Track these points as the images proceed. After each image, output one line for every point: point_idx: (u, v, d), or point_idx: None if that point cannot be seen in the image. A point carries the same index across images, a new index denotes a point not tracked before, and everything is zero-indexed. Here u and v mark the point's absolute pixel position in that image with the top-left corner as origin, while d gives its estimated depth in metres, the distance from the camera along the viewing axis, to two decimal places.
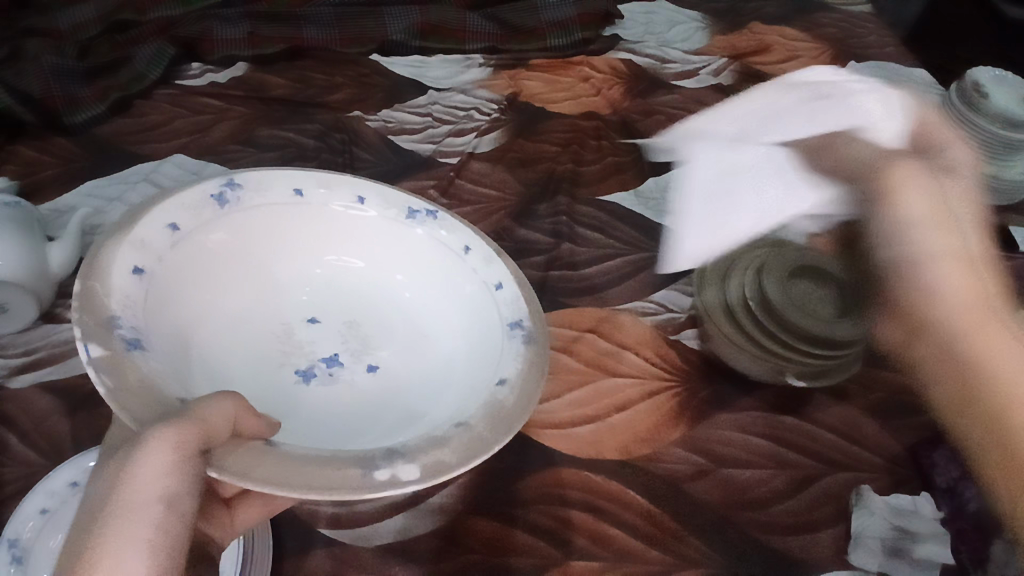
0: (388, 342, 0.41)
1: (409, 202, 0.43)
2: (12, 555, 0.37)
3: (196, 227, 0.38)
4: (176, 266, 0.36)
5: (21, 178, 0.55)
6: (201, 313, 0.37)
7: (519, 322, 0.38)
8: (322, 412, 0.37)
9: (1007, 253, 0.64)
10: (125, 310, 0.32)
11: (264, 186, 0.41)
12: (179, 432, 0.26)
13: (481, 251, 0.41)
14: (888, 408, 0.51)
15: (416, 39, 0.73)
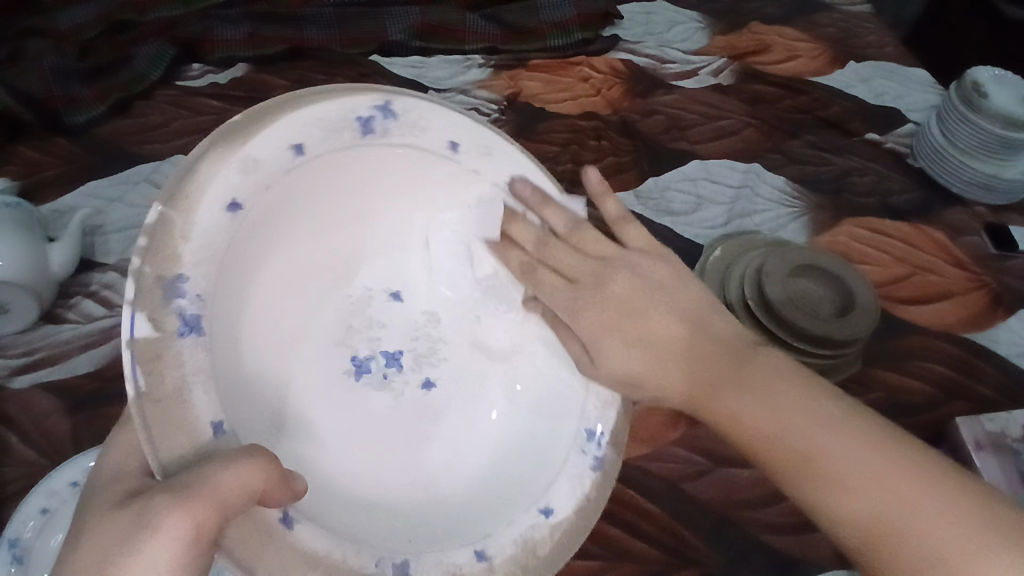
0: (455, 359, 0.41)
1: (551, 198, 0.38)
2: (12, 556, 0.38)
3: (325, 151, 0.32)
4: (272, 213, 0.32)
5: (21, 178, 0.56)
6: (280, 265, 0.35)
7: (598, 434, 0.36)
8: (349, 433, 0.37)
9: (1006, 253, 0.64)
10: (196, 271, 0.28)
11: (427, 123, 0.34)
12: (192, 508, 0.24)
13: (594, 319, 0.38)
14: (886, 407, 0.52)
15: (416, 39, 0.73)
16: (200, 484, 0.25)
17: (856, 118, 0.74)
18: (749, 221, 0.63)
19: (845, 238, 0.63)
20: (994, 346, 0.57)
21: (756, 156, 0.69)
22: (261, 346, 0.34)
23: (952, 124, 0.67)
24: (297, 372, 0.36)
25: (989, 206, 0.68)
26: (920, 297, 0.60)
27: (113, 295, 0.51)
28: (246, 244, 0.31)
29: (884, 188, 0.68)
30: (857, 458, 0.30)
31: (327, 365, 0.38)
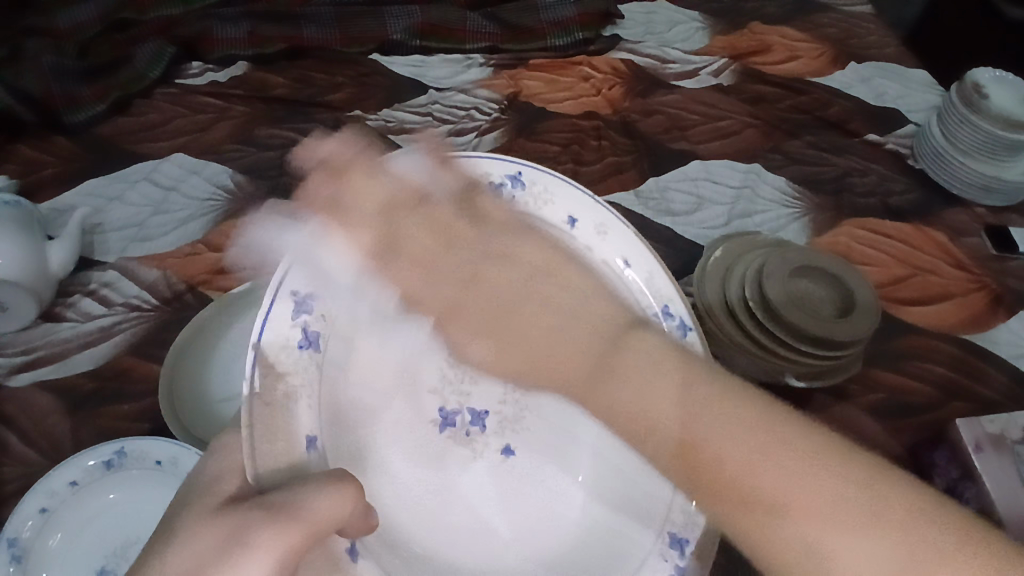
0: (545, 446, 0.41)
1: (671, 300, 0.39)
2: (11, 555, 0.38)
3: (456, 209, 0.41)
4: (399, 262, 0.39)
5: (21, 177, 0.56)
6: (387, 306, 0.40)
7: (683, 542, 0.34)
8: (426, 491, 0.39)
9: (1006, 254, 0.64)
10: (320, 297, 0.36)
11: (551, 196, 0.42)
12: (282, 534, 0.25)
13: None
14: (885, 408, 0.52)
15: (416, 38, 0.72)
16: (298, 511, 0.26)
17: (856, 118, 0.74)
18: (750, 221, 0.63)
19: (845, 239, 0.63)
20: (995, 346, 0.57)
21: (757, 156, 0.69)
22: (368, 390, 0.39)
23: (952, 125, 0.67)
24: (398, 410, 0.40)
25: (989, 207, 0.68)
26: (920, 297, 0.60)
27: (112, 293, 0.50)
28: (364, 291, 0.39)
29: (884, 189, 0.68)
30: (810, 489, 0.29)
31: (414, 407, 0.41)
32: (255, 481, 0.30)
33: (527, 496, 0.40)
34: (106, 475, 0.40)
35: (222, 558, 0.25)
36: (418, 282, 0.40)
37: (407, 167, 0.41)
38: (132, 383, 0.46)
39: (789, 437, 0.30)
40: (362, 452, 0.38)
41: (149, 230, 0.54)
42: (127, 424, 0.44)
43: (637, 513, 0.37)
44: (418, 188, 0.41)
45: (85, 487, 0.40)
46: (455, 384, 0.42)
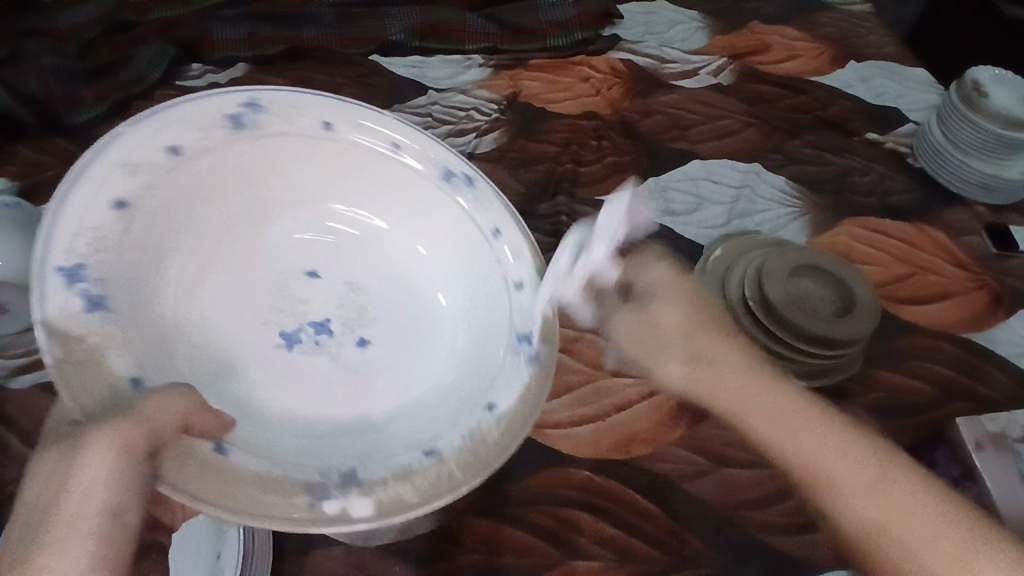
0: (394, 321, 0.43)
1: (449, 163, 0.44)
2: None
3: (200, 150, 0.39)
4: (180, 189, 0.38)
5: (21, 179, 0.55)
6: (183, 241, 0.39)
7: (529, 336, 0.39)
8: (294, 395, 0.38)
9: (1006, 253, 0.64)
10: (95, 260, 0.34)
11: (293, 107, 0.41)
12: (119, 434, 0.27)
13: (533, 285, 0.41)
14: (887, 408, 0.52)
15: (415, 39, 0.73)
16: (130, 414, 0.28)
17: (856, 117, 0.74)
18: (749, 220, 0.63)
19: (846, 238, 0.63)
20: (995, 346, 0.57)
21: (757, 156, 0.69)
22: (200, 311, 0.39)
23: (952, 124, 0.67)
24: (235, 326, 0.39)
25: (989, 206, 0.68)
26: (920, 297, 0.60)
27: None
28: (161, 223, 0.38)
29: (885, 189, 0.68)
30: (841, 470, 0.36)
31: (253, 339, 0.39)
32: (82, 417, 0.29)
33: (387, 397, 0.39)
34: None
35: (58, 483, 0.26)
36: (205, 200, 0.40)
37: (225, 95, 0.40)
38: None
39: (816, 423, 0.38)
40: (212, 366, 0.37)
41: None
42: None
43: (488, 341, 0.40)
44: (199, 111, 0.39)
45: None
46: (284, 286, 0.42)
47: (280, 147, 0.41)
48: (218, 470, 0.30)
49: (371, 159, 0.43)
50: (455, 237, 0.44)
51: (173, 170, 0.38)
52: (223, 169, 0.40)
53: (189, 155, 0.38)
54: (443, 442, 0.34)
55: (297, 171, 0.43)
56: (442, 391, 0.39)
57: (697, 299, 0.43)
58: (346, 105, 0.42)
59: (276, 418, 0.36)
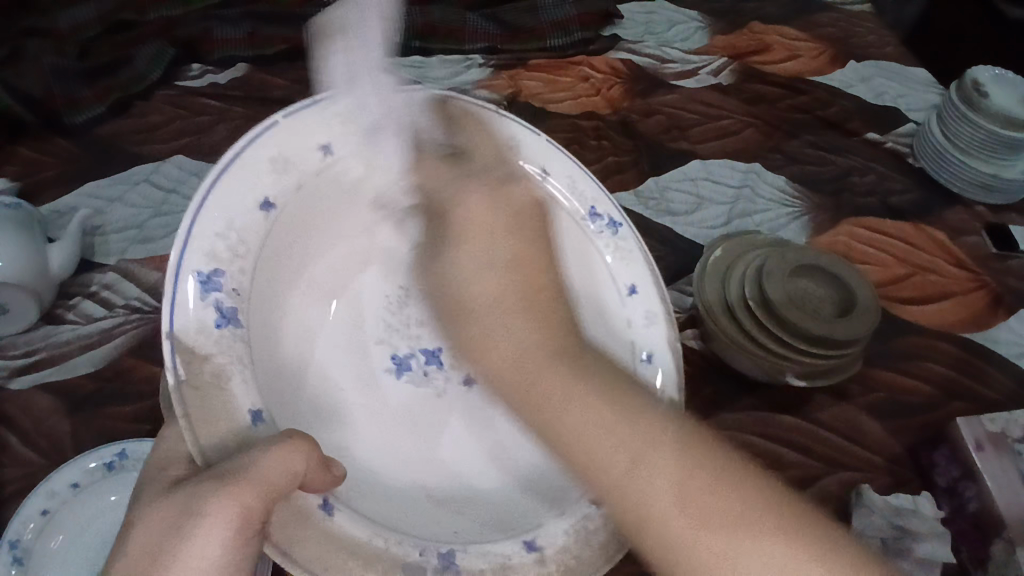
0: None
1: (597, 203, 0.44)
2: (13, 556, 0.38)
3: (346, 155, 0.40)
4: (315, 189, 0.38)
5: (21, 179, 0.56)
6: (309, 246, 0.40)
7: None
8: (393, 436, 0.39)
9: (1005, 253, 0.64)
10: (231, 267, 0.33)
11: (445, 117, 0.42)
12: (230, 496, 0.27)
13: (645, 293, 0.42)
14: (886, 408, 0.52)
15: (416, 39, 0.73)
16: (244, 473, 0.28)
17: (856, 117, 0.74)
18: (750, 221, 0.63)
19: (845, 238, 0.63)
20: (995, 346, 0.57)
21: (757, 156, 0.69)
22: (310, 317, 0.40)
23: (952, 124, 0.67)
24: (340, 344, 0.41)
25: (989, 206, 0.68)
26: (920, 297, 0.60)
27: (113, 295, 0.50)
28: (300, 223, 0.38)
29: (884, 188, 0.68)
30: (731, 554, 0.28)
31: (346, 352, 0.41)
32: (204, 462, 0.29)
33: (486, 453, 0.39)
34: None
35: (174, 535, 0.27)
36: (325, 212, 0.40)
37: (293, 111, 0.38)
38: (133, 385, 0.46)
39: (660, 443, 0.31)
40: (321, 402, 0.38)
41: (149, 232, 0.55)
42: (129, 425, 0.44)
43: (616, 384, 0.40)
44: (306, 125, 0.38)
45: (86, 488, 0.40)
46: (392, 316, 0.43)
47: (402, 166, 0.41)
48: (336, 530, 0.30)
49: (498, 176, 0.43)
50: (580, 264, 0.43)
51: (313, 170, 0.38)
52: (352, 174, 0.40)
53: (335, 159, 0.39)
54: (546, 535, 0.33)
55: None
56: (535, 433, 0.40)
57: (530, 250, 0.37)
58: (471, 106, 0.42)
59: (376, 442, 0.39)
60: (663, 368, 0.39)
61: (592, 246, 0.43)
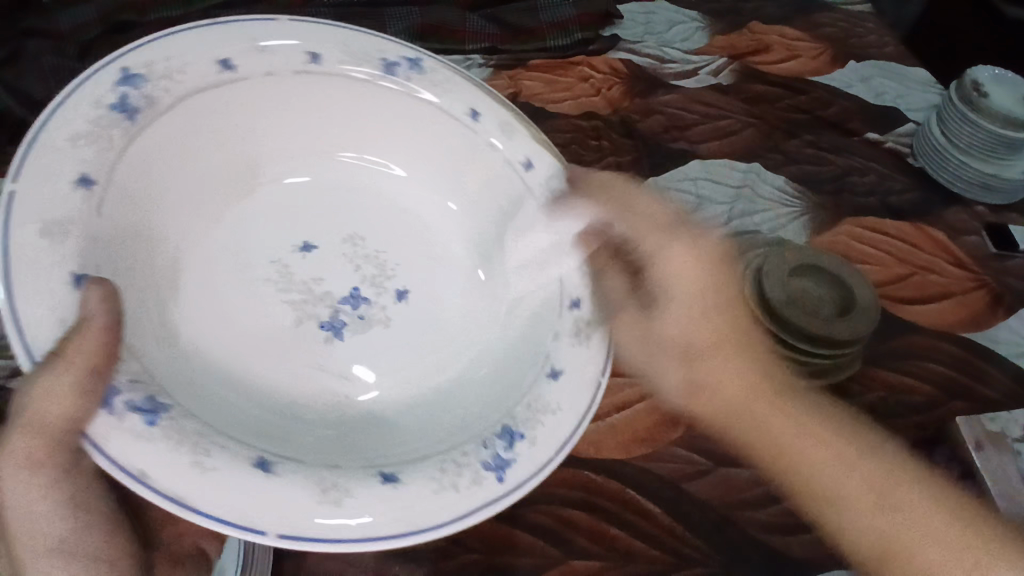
0: (408, 254, 0.47)
1: (476, 105, 0.47)
2: None
3: (196, 86, 0.40)
4: (176, 132, 0.40)
5: None
6: (183, 186, 0.42)
7: (578, 302, 0.41)
8: (254, 311, 0.41)
9: (1006, 253, 0.65)
10: (95, 162, 0.34)
11: (264, 45, 0.42)
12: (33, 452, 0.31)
13: (538, 170, 0.46)
14: (886, 407, 0.52)
15: (416, 39, 0.73)
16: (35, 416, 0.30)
17: (856, 117, 0.74)
18: (750, 220, 0.63)
19: (845, 238, 0.63)
20: (995, 345, 0.57)
21: (757, 156, 0.69)
22: (229, 272, 0.42)
23: (952, 124, 0.67)
24: (237, 279, 0.42)
25: (989, 206, 0.68)
26: (919, 296, 0.60)
27: None
28: (140, 190, 0.38)
29: (884, 188, 0.68)
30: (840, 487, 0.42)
31: (254, 253, 0.44)
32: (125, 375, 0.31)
33: (429, 494, 0.31)
34: None
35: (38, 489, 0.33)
36: (189, 158, 0.42)
37: (128, 55, 0.38)
38: None
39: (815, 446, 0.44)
40: (214, 333, 0.39)
41: None
42: None
43: (537, 321, 0.42)
44: (189, 51, 0.40)
45: None
46: (285, 272, 0.43)
47: (252, 87, 0.43)
48: (164, 444, 0.28)
49: (342, 91, 0.45)
50: (455, 169, 0.48)
51: (130, 136, 0.37)
52: (217, 106, 0.42)
53: (152, 110, 0.38)
54: (524, 424, 0.35)
55: (269, 117, 0.45)
56: (456, 316, 0.45)
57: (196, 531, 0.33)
58: (324, 32, 0.44)
59: (275, 332, 0.41)
60: (581, 318, 0.40)
61: (470, 146, 0.47)
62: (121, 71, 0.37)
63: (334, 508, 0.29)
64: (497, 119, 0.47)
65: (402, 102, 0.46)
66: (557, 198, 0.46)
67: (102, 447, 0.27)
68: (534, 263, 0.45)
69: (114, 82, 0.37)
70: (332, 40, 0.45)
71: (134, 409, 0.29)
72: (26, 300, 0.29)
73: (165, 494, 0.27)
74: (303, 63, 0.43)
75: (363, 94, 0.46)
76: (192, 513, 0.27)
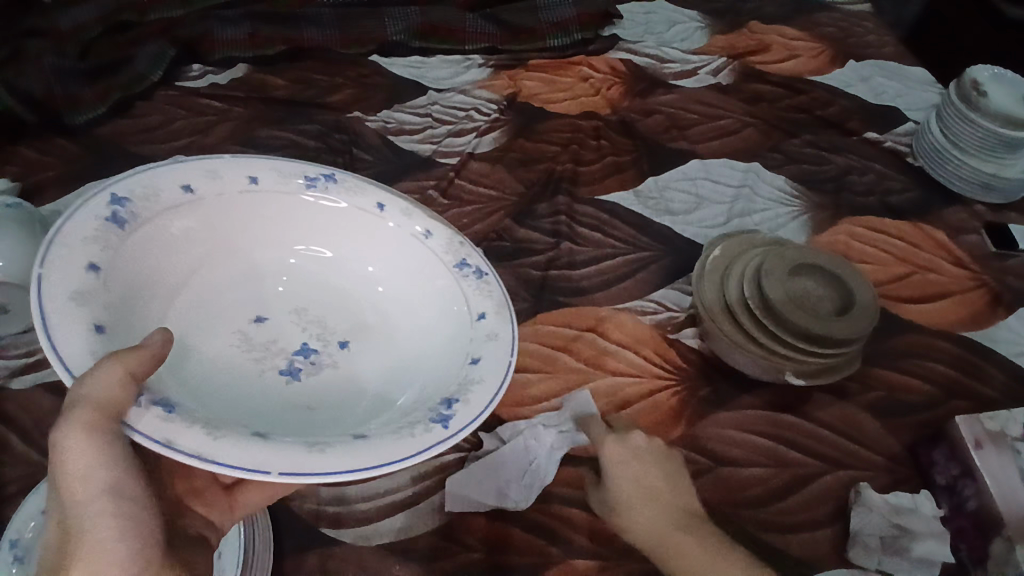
0: (345, 311, 0.43)
1: (384, 198, 0.44)
2: (14, 555, 0.38)
3: (158, 212, 0.38)
4: (148, 251, 0.38)
5: (21, 178, 0.55)
6: (164, 285, 0.38)
7: (483, 314, 0.40)
8: (225, 378, 0.38)
9: (1006, 252, 0.64)
10: (89, 249, 0.34)
11: (216, 171, 0.41)
12: (78, 419, 0.29)
13: (441, 234, 0.44)
14: (886, 407, 0.52)
15: (416, 40, 0.73)
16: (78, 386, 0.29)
17: (856, 117, 0.74)
18: (749, 220, 0.63)
19: (845, 237, 0.63)
20: (995, 345, 0.57)
21: (756, 155, 0.69)
22: (201, 354, 0.38)
23: (952, 124, 0.67)
24: (212, 357, 0.39)
25: (989, 205, 0.68)
26: (919, 296, 0.60)
27: None
28: (133, 287, 0.36)
29: (884, 188, 0.68)
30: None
31: (219, 339, 0.40)
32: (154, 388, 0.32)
33: (395, 439, 0.32)
34: None
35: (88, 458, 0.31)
36: (166, 263, 0.39)
37: (114, 181, 0.37)
38: None
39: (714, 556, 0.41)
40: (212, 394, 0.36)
41: None
42: None
43: (452, 344, 0.39)
44: (151, 180, 0.38)
45: None
46: (246, 342, 0.40)
47: (216, 205, 0.41)
48: (182, 420, 0.29)
49: (284, 204, 0.43)
50: (373, 244, 0.44)
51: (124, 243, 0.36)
52: (181, 231, 0.40)
53: (138, 223, 0.37)
54: (461, 391, 0.35)
55: (224, 229, 0.42)
56: (404, 368, 0.40)
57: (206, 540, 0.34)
58: (257, 158, 0.43)
59: (245, 388, 0.38)
60: (492, 331, 0.39)
61: (378, 226, 0.44)
62: (109, 195, 0.36)
63: (322, 455, 0.30)
64: (399, 205, 0.44)
65: (331, 215, 0.44)
66: (463, 251, 0.43)
67: (137, 427, 0.29)
68: (454, 296, 0.41)
69: (104, 202, 0.36)
70: (263, 164, 0.43)
71: (154, 402, 0.30)
72: (63, 342, 0.30)
73: (187, 454, 0.28)
74: (244, 185, 0.42)
75: (291, 207, 0.43)
76: (213, 466, 0.28)
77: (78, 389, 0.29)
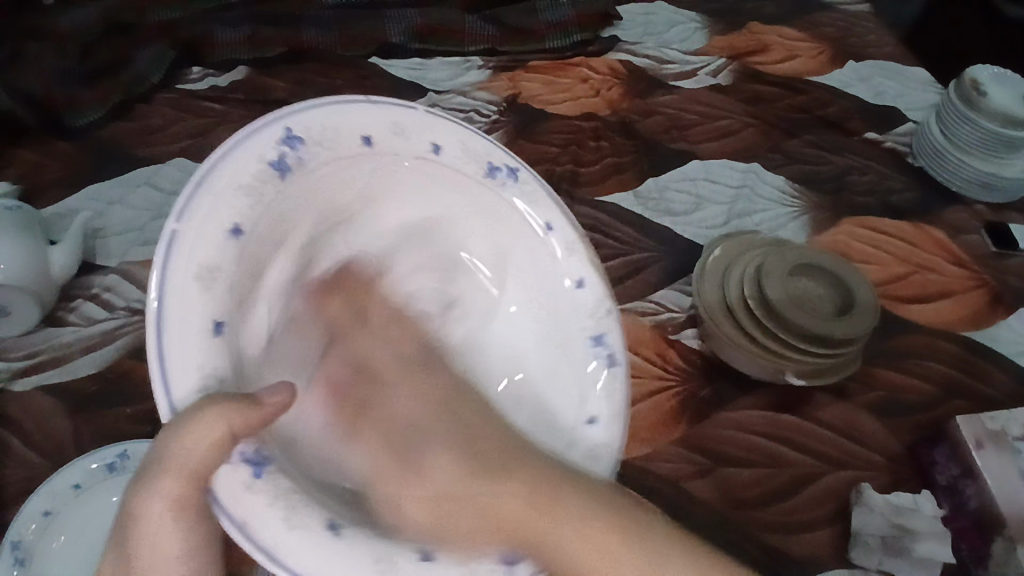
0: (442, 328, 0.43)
1: (556, 220, 0.39)
2: (15, 558, 0.39)
3: (313, 160, 0.32)
4: (269, 195, 0.30)
5: (22, 181, 0.56)
6: (257, 247, 0.30)
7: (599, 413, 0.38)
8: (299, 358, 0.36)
9: (1006, 252, 0.65)
10: (231, 209, 0.28)
11: (406, 128, 0.35)
12: (166, 494, 0.26)
13: (596, 293, 0.40)
14: (886, 406, 0.52)
15: (415, 41, 0.73)
16: (171, 454, 0.26)
17: (855, 117, 0.74)
18: (749, 220, 0.63)
19: (844, 237, 0.63)
20: (996, 344, 0.57)
21: (756, 156, 0.69)
22: (290, 328, 0.35)
23: (952, 124, 0.67)
24: (307, 339, 0.37)
25: (989, 205, 0.68)
26: (919, 296, 0.60)
27: (113, 298, 0.51)
28: (238, 256, 0.29)
29: (884, 187, 0.68)
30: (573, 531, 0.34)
31: (325, 298, 0.38)
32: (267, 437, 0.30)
33: None
34: (109, 476, 0.42)
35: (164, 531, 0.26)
36: (285, 204, 0.31)
37: (290, 113, 0.31)
38: (135, 387, 0.47)
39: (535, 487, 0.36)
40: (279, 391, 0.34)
41: (149, 234, 0.55)
42: (131, 426, 0.45)
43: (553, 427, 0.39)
44: (338, 123, 0.33)
45: (89, 489, 0.41)
46: (341, 329, 0.39)
47: (384, 166, 0.35)
48: (265, 493, 0.28)
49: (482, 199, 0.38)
50: (524, 268, 0.41)
51: (281, 196, 0.31)
52: (327, 174, 0.33)
53: (302, 174, 0.31)
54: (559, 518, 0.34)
55: (386, 191, 0.36)
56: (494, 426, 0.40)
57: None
58: (455, 126, 0.36)
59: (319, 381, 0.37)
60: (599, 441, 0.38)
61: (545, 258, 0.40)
62: (284, 129, 0.31)
63: None
64: (568, 236, 0.40)
65: (496, 218, 0.39)
66: (608, 321, 0.40)
67: (222, 500, 0.27)
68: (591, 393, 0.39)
69: (279, 138, 0.30)
70: (454, 133, 0.37)
71: (247, 459, 0.28)
72: (175, 351, 0.27)
73: (263, 547, 0.28)
74: (426, 152, 0.36)
75: (475, 195, 0.38)
76: (274, 564, 0.28)
77: (165, 458, 0.26)
